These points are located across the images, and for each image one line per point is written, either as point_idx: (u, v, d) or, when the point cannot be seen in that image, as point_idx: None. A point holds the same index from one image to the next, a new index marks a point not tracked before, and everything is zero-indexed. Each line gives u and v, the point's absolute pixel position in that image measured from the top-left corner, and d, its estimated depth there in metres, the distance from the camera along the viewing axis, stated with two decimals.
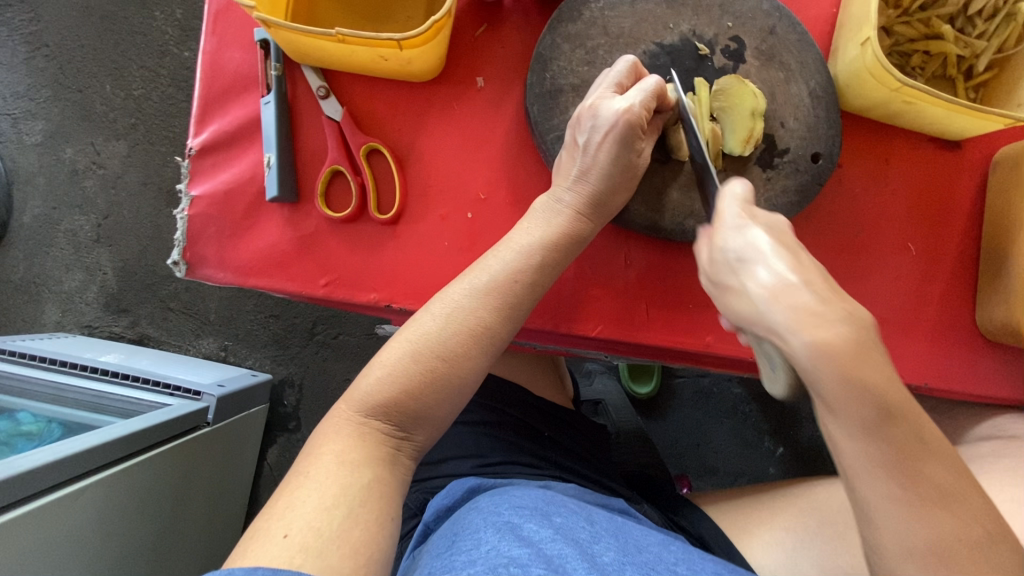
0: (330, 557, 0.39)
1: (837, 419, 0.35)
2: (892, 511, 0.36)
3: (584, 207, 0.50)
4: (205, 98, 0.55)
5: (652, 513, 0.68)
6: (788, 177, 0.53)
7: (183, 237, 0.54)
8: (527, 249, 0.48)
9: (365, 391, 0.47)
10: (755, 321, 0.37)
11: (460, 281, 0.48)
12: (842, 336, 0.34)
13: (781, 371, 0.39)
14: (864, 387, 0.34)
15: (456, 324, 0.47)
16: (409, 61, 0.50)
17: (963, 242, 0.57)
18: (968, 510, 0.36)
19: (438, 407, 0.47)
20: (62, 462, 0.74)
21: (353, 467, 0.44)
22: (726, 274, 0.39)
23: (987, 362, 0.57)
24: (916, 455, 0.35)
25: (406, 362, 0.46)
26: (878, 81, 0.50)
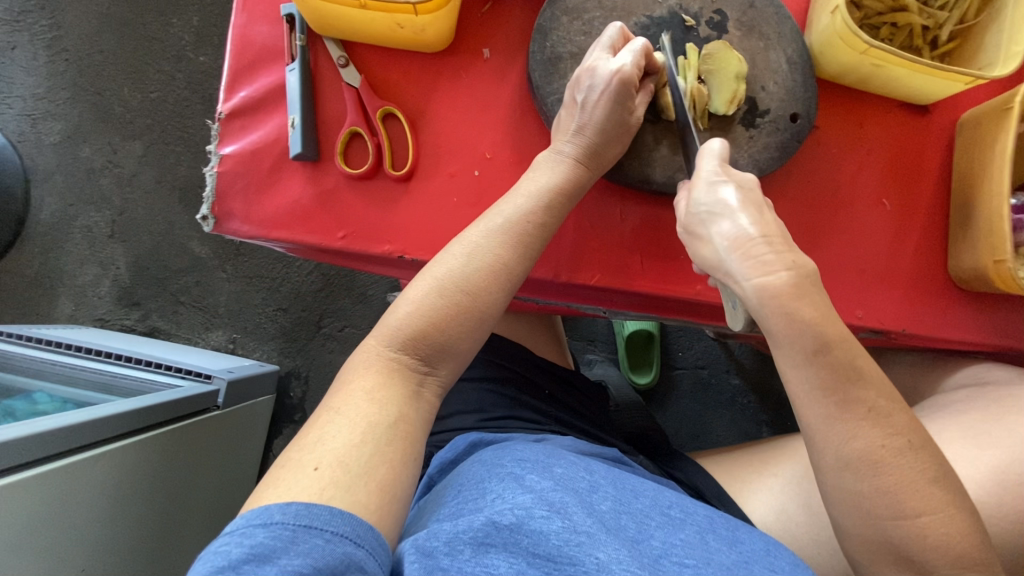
0: (357, 493, 0.43)
1: (781, 348, 0.45)
2: (830, 425, 0.45)
3: (583, 160, 0.54)
4: (234, 68, 0.60)
5: (647, 463, 0.70)
6: (769, 136, 0.58)
7: (212, 193, 0.59)
8: (537, 195, 0.53)
9: (391, 326, 0.50)
10: (715, 264, 0.48)
11: (476, 225, 0.53)
12: (785, 280, 0.44)
13: (739, 309, 0.48)
14: (804, 323, 0.44)
15: (477, 263, 0.51)
16: (423, 28, 0.55)
17: (936, 198, 0.61)
18: (895, 423, 0.44)
19: (459, 341, 0.51)
20: (82, 427, 0.77)
21: (382, 404, 0.47)
22: (696, 225, 0.49)
23: (962, 310, 0.60)
24: (850, 379, 0.44)
25: (431, 298, 0.50)
26: (847, 46, 0.55)
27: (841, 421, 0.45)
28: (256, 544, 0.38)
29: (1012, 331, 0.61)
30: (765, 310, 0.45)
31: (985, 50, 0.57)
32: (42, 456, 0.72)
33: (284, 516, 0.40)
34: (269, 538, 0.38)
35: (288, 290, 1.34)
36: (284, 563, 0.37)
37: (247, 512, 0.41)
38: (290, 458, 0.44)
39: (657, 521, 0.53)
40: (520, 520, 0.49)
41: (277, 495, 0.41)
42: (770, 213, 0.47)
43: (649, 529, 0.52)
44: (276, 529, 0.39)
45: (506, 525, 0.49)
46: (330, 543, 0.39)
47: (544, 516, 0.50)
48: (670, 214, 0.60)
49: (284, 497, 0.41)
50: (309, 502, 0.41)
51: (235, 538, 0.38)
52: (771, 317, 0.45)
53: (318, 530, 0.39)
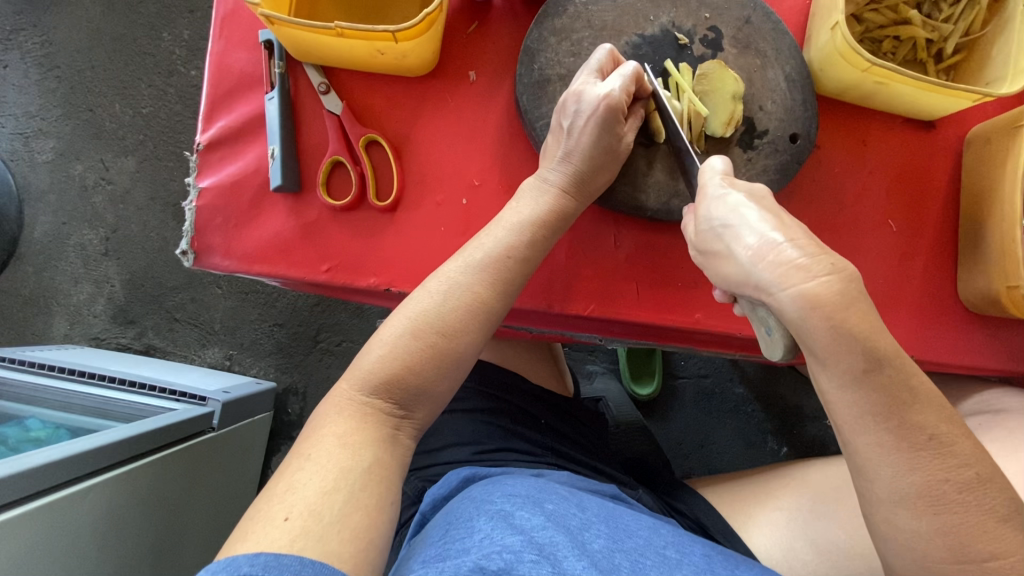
0: (331, 542, 0.40)
1: (827, 368, 0.39)
2: (889, 460, 0.40)
3: (572, 190, 0.52)
4: (213, 97, 0.58)
5: (648, 498, 0.66)
6: (768, 157, 0.55)
7: (190, 227, 0.57)
8: (518, 227, 0.51)
9: (366, 368, 0.48)
10: (740, 283, 0.42)
11: (455, 259, 0.51)
12: (830, 286, 0.38)
13: (778, 335, 0.41)
14: (855, 334, 0.38)
15: (453, 300, 0.49)
16: (404, 54, 0.53)
17: (942, 217, 0.59)
18: (959, 455, 0.39)
19: (438, 382, 0.49)
20: (69, 461, 0.75)
21: (353, 450, 0.45)
22: (713, 242, 0.43)
23: (971, 334, 0.58)
24: (904, 403, 0.39)
25: (406, 339, 0.48)
26: (848, 62, 0.53)
27: (897, 452, 0.40)
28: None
29: None
30: (809, 325, 0.39)
31: (992, 65, 0.55)
32: (32, 491, 0.70)
33: (253, 567, 0.36)
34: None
35: (284, 305, 1.32)
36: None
37: (213, 560, 0.38)
38: (258, 510, 0.42)
39: (652, 561, 0.51)
40: (510, 565, 0.45)
41: (249, 547, 0.38)
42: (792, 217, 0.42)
43: (645, 569, 0.50)
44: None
45: (495, 571, 0.45)
46: None
47: (533, 561, 0.46)
48: (667, 239, 0.58)
49: (255, 548, 0.38)
50: (280, 552, 0.38)
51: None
52: (816, 332, 0.38)
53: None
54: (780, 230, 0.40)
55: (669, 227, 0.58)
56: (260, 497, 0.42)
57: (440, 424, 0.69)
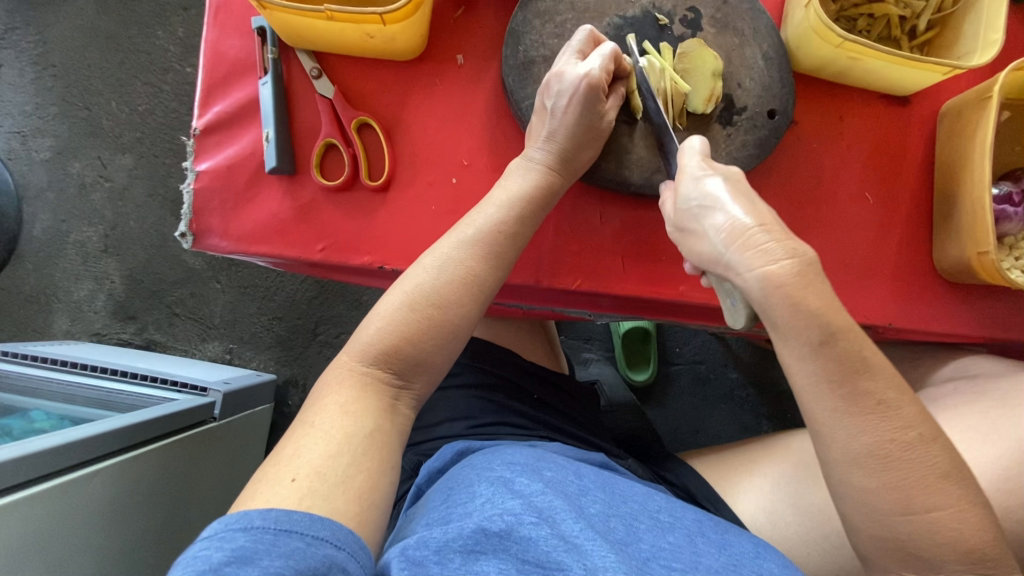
0: (336, 501, 0.43)
1: (788, 343, 0.43)
2: (840, 423, 0.43)
3: (557, 168, 0.54)
4: (208, 83, 0.59)
5: (637, 467, 0.69)
6: (747, 133, 0.57)
7: (189, 210, 0.58)
8: (508, 203, 0.53)
9: (365, 340, 0.50)
10: (713, 260, 0.46)
11: (448, 236, 0.52)
12: (786, 267, 0.43)
13: (740, 305, 0.46)
14: (813, 312, 0.42)
15: (447, 275, 0.50)
16: (392, 38, 0.54)
17: (918, 190, 0.61)
18: (904, 416, 0.43)
19: (434, 353, 0.51)
20: (72, 446, 0.77)
21: (356, 416, 0.47)
22: (689, 221, 0.47)
23: (948, 302, 0.60)
24: (859, 371, 0.43)
25: (403, 312, 0.50)
26: (822, 39, 0.55)
27: (847, 415, 0.43)
28: (236, 548, 0.38)
29: (1000, 322, 0.60)
30: (772, 302, 0.43)
31: (964, 39, 0.57)
32: (35, 475, 0.71)
33: (264, 521, 0.39)
34: (250, 541, 0.38)
35: (283, 298, 1.34)
36: (268, 564, 0.37)
37: (225, 515, 0.41)
38: (266, 474, 0.44)
39: (645, 524, 0.54)
40: (511, 526, 0.49)
41: (257, 505, 0.41)
42: (763, 203, 0.46)
43: (638, 532, 0.53)
44: (256, 533, 0.39)
45: (496, 532, 0.49)
46: (312, 546, 0.39)
47: (533, 522, 0.50)
48: (653, 214, 0.60)
49: (265, 504, 0.41)
50: (290, 508, 0.41)
51: (215, 542, 0.38)
52: (776, 308, 0.43)
53: (300, 534, 0.39)
54: (750, 214, 0.44)
55: (653, 203, 0.60)
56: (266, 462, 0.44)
57: (435, 403, 0.71)
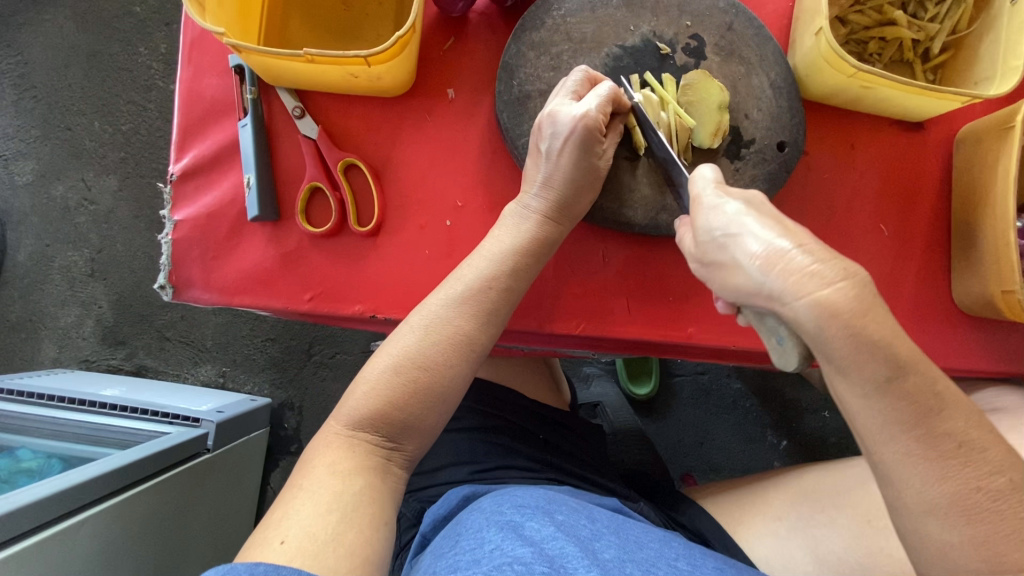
0: (326, 559, 0.39)
1: (848, 378, 0.37)
2: (916, 468, 0.37)
3: (553, 217, 0.51)
4: (185, 126, 0.56)
5: (649, 512, 0.65)
6: (756, 167, 0.54)
7: (167, 261, 0.55)
8: (498, 256, 0.50)
9: (351, 405, 0.47)
10: (753, 293, 0.38)
11: (437, 293, 0.49)
12: (842, 291, 0.35)
13: (790, 345, 0.38)
14: (873, 341, 0.36)
15: (435, 336, 0.48)
16: (378, 77, 0.51)
17: (935, 220, 0.58)
18: (987, 460, 0.37)
19: (426, 416, 0.47)
20: (61, 496, 0.73)
21: (344, 476, 0.44)
22: (716, 252, 0.40)
23: (968, 337, 0.57)
24: (932, 409, 0.37)
25: (389, 375, 0.47)
26: (833, 68, 0.52)
27: (922, 460, 0.37)
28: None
29: (1023, 356, 0.57)
30: (830, 335, 0.35)
31: (981, 65, 0.54)
32: (20, 530, 0.68)
33: None
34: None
35: (276, 319, 1.30)
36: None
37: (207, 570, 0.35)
38: (254, 539, 0.40)
39: (664, 571, 0.51)
40: (520, 575, 0.45)
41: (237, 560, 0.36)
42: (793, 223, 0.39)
43: None
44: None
45: None
46: None
47: (544, 573, 0.46)
48: (659, 254, 0.57)
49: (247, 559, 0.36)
50: (279, 564, 0.36)
51: None
52: (836, 342, 0.35)
53: None
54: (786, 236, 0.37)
55: (659, 241, 0.57)
56: (253, 529, 0.41)
57: (435, 446, 0.68)
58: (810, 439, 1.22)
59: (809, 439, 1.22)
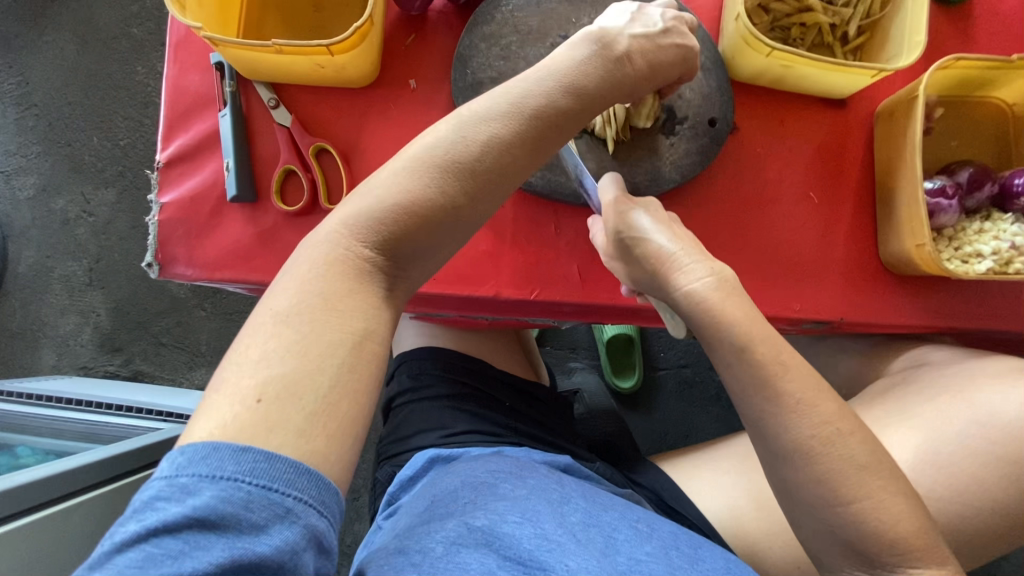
0: (315, 440, 0.36)
1: (715, 351, 0.47)
2: (780, 430, 0.45)
3: (626, 52, 0.46)
4: (170, 118, 0.62)
5: (604, 470, 0.68)
6: (690, 141, 0.59)
7: (155, 240, 0.60)
8: (544, 74, 0.44)
9: (363, 214, 0.41)
10: (648, 284, 0.49)
11: (486, 100, 0.44)
12: (709, 283, 0.46)
13: (677, 318, 0.50)
14: (734, 323, 0.45)
15: (476, 155, 0.42)
16: (344, 67, 0.57)
17: (861, 187, 0.63)
18: (823, 413, 0.44)
19: (433, 247, 0.43)
20: (57, 478, 0.77)
21: (342, 312, 0.39)
22: (619, 245, 0.50)
23: (895, 294, 0.62)
24: (783, 379, 0.45)
25: (417, 189, 0.41)
26: (754, 49, 0.57)
27: (773, 416, 0.45)
28: (201, 505, 0.33)
29: (946, 312, 0.62)
30: (699, 318, 0.46)
31: (892, 42, 0.59)
32: (20, 508, 0.71)
33: (237, 467, 0.34)
34: (217, 501, 0.33)
35: None
36: (236, 537, 0.33)
37: (190, 445, 0.35)
38: (223, 380, 0.36)
39: (625, 535, 0.54)
40: (493, 524, 0.51)
41: (224, 436, 0.34)
42: (680, 225, 0.50)
43: (616, 544, 0.53)
44: (228, 489, 0.34)
45: (479, 528, 0.51)
46: (291, 512, 0.34)
47: (516, 522, 0.52)
48: None
49: (236, 437, 0.34)
50: (269, 454, 0.34)
51: (178, 492, 0.33)
52: (703, 324, 0.46)
53: (280, 492, 0.34)
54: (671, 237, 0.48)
55: None
56: (238, 339, 0.38)
57: (408, 416, 0.72)
58: None
59: None
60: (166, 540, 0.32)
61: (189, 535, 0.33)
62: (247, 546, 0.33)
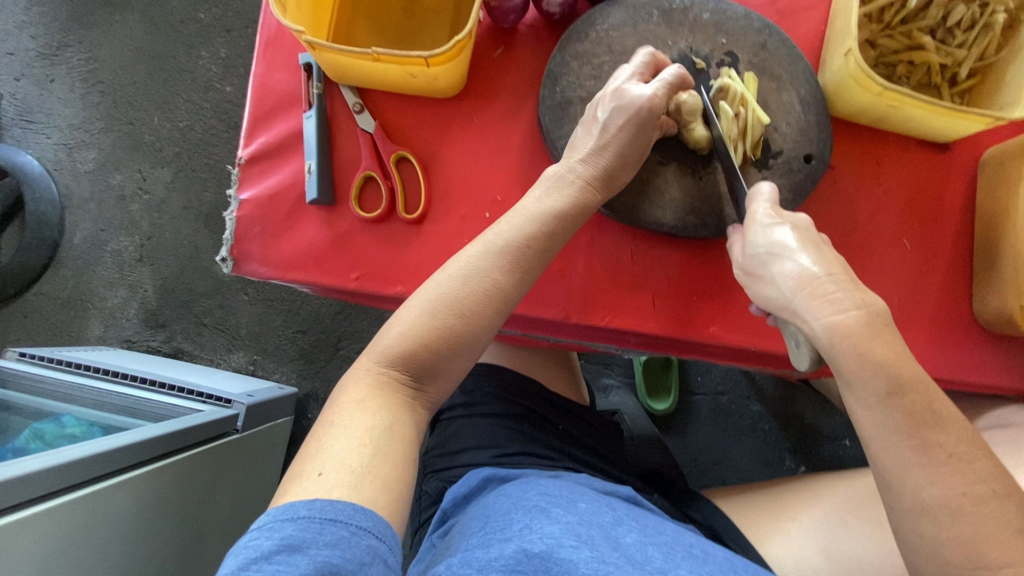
0: (365, 491, 0.42)
1: (853, 391, 0.44)
2: (915, 474, 0.42)
3: (597, 185, 0.54)
4: (255, 115, 0.62)
5: (662, 503, 0.67)
6: (783, 177, 0.57)
7: (231, 236, 0.60)
8: (537, 215, 0.53)
9: (385, 346, 0.49)
10: (780, 306, 0.47)
11: (474, 243, 0.52)
12: (855, 318, 0.43)
13: (804, 348, 0.46)
14: (879, 363, 0.43)
15: (473, 285, 0.50)
16: (435, 78, 0.56)
17: (958, 237, 0.60)
18: (976, 470, 0.41)
19: (454, 361, 0.50)
20: (105, 456, 0.77)
21: (374, 412, 0.46)
22: (757, 266, 0.48)
23: (988, 352, 0.59)
24: (927, 424, 0.42)
25: (426, 320, 0.49)
26: (862, 87, 0.55)
27: (914, 465, 0.42)
28: (285, 536, 0.38)
29: None
30: (838, 351, 0.44)
31: (1007, 89, 0.56)
32: (68, 483, 0.72)
33: (310, 511, 0.40)
34: (298, 531, 0.39)
35: (307, 312, 1.36)
36: (317, 551, 0.38)
37: (271, 509, 0.41)
38: (293, 471, 0.43)
39: (681, 554, 0.52)
40: (551, 548, 0.48)
41: (299, 495, 0.41)
42: (831, 251, 0.47)
43: (677, 560, 0.50)
44: (303, 523, 0.39)
45: (536, 553, 0.48)
46: (356, 535, 0.39)
47: (573, 545, 0.49)
48: (686, 253, 0.60)
49: (304, 495, 0.41)
50: (332, 499, 0.41)
51: (265, 531, 0.39)
52: (844, 358, 0.43)
53: (344, 523, 0.39)
54: (818, 262, 0.45)
55: (686, 242, 0.60)
56: (291, 461, 0.44)
57: (459, 431, 0.71)
58: (827, 466, 1.20)
59: (827, 466, 1.20)
60: (259, 565, 0.37)
61: (276, 562, 0.37)
62: (325, 560, 0.37)
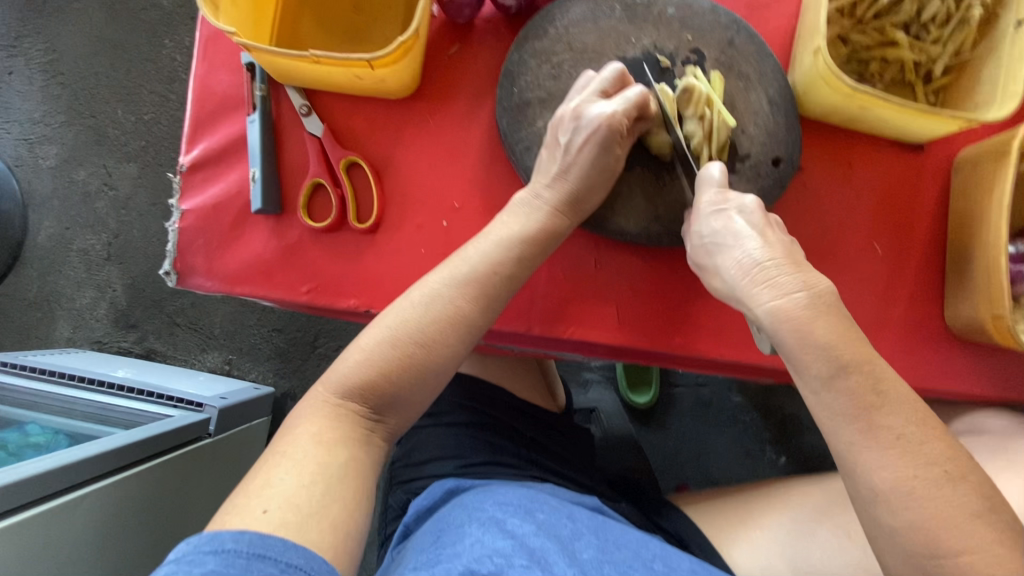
0: (309, 532, 0.40)
1: (801, 376, 0.44)
2: (864, 454, 0.41)
3: (563, 211, 0.52)
4: (196, 119, 0.58)
5: (630, 513, 0.66)
6: (750, 181, 0.55)
7: (173, 248, 0.57)
8: (505, 242, 0.51)
9: (342, 374, 0.47)
10: (728, 293, 0.47)
11: (439, 269, 0.50)
12: (796, 303, 0.43)
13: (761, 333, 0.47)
14: (823, 346, 0.42)
15: (434, 313, 0.48)
16: (383, 79, 0.53)
17: (930, 240, 0.58)
18: (929, 452, 0.40)
19: (415, 392, 0.48)
20: (67, 469, 0.73)
21: (329, 448, 0.44)
22: (703, 255, 0.49)
23: (959, 359, 0.57)
24: (876, 405, 0.41)
25: (385, 347, 0.47)
26: (830, 86, 0.52)
27: (865, 446, 0.41)
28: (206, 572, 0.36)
29: (1016, 383, 0.58)
30: (781, 335, 0.44)
31: (981, 88, 0.53)
32: (26, 500, 0.68)
33: (237, 544, 0.37)
34: (221, 566, 0.36)
35: (282, 310, 1.32)
36: None
37: (195, 538, 0.38)
38: (235, 503, 0.40)
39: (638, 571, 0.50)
40: (499, 568, 0.46)
41: (228, 524, 0.38)
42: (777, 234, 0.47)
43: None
44: (228, 558, 0.36)
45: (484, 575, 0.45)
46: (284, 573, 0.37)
47: (524, 565, 0.47)
48: (652, 263, 0.58)
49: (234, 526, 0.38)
50: (264, 533, 0.38)
51: (183, 566, 0.36)
52: (787, 343, 0.43)
53: (273, 561, 0.37)
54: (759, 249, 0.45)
55: (652, 251, 0.58)
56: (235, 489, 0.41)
57: (423, 442, 0.69)
58: (809, 457, 1.20)
59: (808, 457, 1.20)
60: None
61: None
62: None
